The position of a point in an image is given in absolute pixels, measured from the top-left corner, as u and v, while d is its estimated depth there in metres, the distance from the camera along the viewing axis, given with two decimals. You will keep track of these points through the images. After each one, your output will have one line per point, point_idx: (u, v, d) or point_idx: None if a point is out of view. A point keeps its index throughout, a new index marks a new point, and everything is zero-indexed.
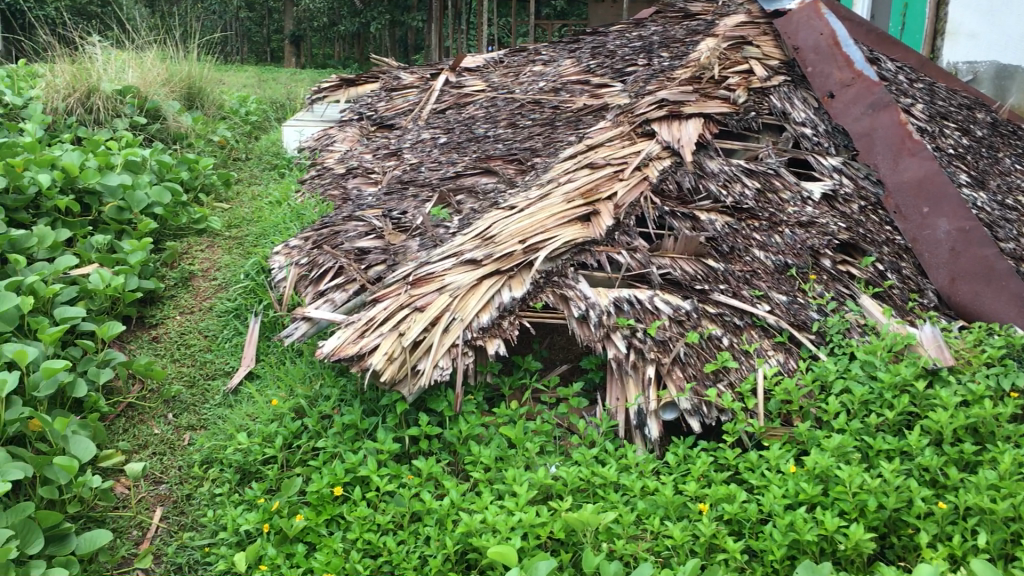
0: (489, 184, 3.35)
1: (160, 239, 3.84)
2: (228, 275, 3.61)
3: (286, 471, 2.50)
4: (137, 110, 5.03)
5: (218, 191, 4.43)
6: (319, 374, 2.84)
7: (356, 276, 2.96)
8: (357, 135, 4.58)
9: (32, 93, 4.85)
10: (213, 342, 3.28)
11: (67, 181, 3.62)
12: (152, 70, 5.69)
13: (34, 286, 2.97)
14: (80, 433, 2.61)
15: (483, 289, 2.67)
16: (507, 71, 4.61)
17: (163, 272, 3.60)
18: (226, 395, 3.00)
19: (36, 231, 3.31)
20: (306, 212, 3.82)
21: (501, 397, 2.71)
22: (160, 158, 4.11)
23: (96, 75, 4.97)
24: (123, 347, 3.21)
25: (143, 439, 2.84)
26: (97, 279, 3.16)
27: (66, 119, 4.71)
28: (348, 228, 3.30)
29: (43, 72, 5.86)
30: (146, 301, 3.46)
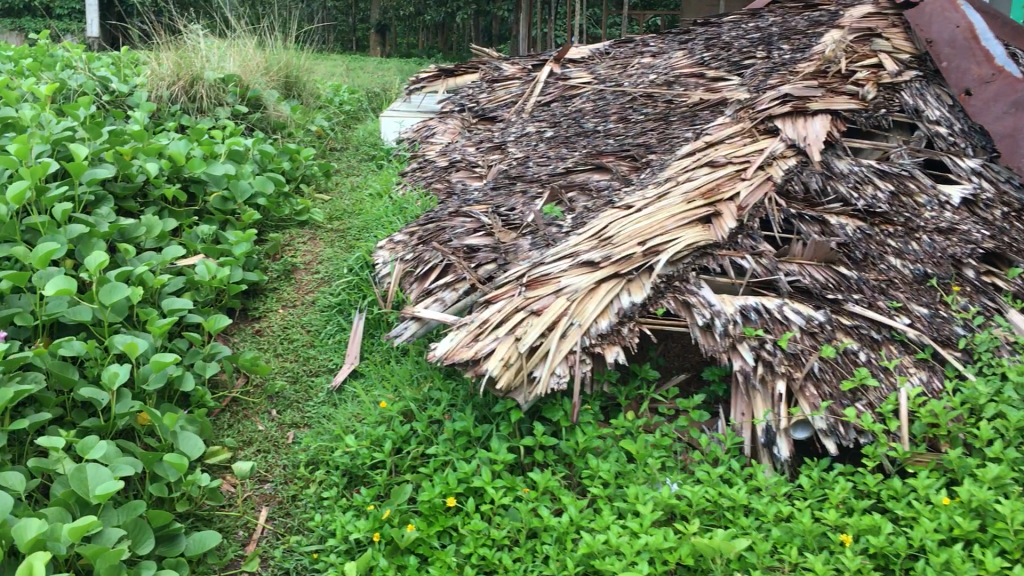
0: (602, 181, 3.21)
1: (263, 231, 3.80)
2: (331, 269, 3.55)
3: (395, 477, 2.42)
4: (238, 99, 5.02)
5: (318, 182, 4.38)
6: (428, 376, 2.75)
7: (466, 275, 2.84)
8: (458, 127, 4.48)
9: (137, 81, 4.87)
10: (316, 337, 3.21)
11: (174, 170, 3.60)
12: (251, 59, 5.69)
13: (142, 277, 2.93)
14: (188, 429, 2.57)
15: (602, 294, 2.54)
16: (615, 63, 4.45)
17: (266, 264, 3.56)
18: (330, 394, 2.93)
19: (144, 221, 3.28)
20: (409, 206, 3.74)
21: (617, 407, 2.58)
22: (262, 148, 4.08)
23: (199, 63, 4.98)
24: (226, 340, 3.17)
25: (248, 435, 2.79)
26: (204, 269, 3.12)
27: (170, 107, 4.72)
28: (455, 224, 3.19)
29: (144, 59, 5.90)
30: (248, 293, 3.42)
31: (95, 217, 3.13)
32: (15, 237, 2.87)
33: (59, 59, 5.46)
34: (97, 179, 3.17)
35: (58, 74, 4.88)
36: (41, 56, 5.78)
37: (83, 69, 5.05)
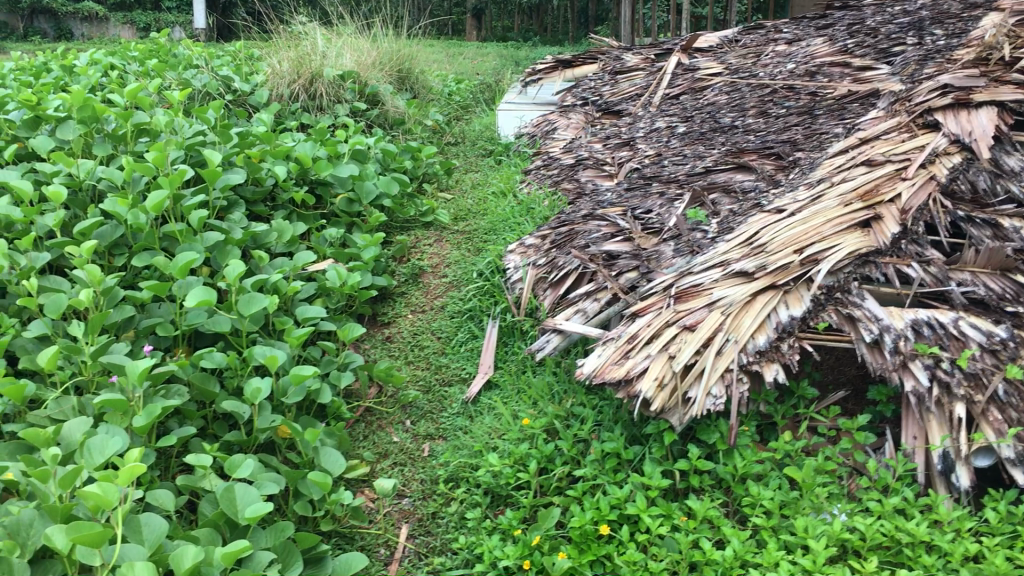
0: (747, 182, 3.06)
1: (388, 232, 3.75)
2: (459, 272, 3.46)
3: (541, 499, 2.33)
4: (357, 95, 4.97)
5: (440, 180, 4.28)
6: (570, 391, 2.66)
7: (607, 284, 2.72)
8: (582, 122, 4.36)
9: (258, 80, 4.90)
10: (447, 345, 3.13)
11: (302, 173, 3.59)
12: (367, 53, 5.67)
13: (277, 285, 2.91)
14: (328, 443, 2.53)
15: (758, 307, 2.38)
16: (745, 52, 4.34)
17: (394, 267, 3.50)
18: (465, 405, 2.84)
19: (275, 226, 3.25)
20: (537, 206, 3.65)
21: (774, 426, 2.43)
22: (384, 147, 4.04)
23: (318, 61, 4.97)
24: (358, 348, 3.13)
25: (384, 447, 2.72)
26: (335, 275, 3.07)
27: (291, 106, 4.74)
28: (590, 228, 3.06)
29: (261, 55, 5.94)
30: (377, 298, 3.36)
31: (228, 223, 3.12)
32: (155, 246, 2.88)
33: (180, 58, 5.54)
34: (231, 185, 3.17)
35: (182, 74, 4.94)
36: (163, 55, 5.88)
37: (205, 69, 5.10)
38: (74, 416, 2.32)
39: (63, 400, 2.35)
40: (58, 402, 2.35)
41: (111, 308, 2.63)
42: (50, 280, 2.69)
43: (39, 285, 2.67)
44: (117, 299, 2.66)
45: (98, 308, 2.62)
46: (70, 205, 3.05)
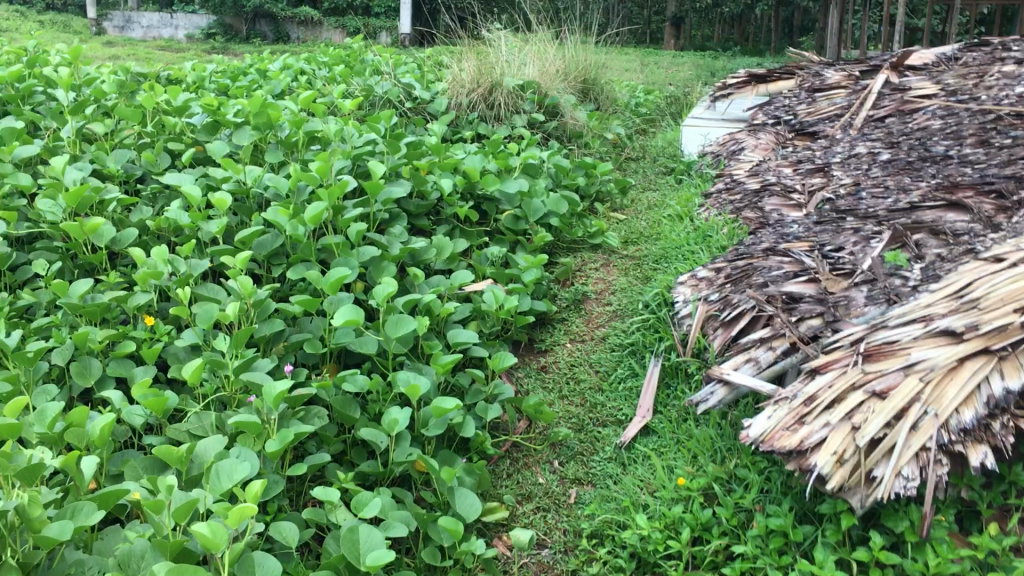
0: (959, 222, 2.66)
1: (554, 252, 3.56)
2: (625, 301, 3.19)
3: (692, 573, 2.09)
4: (536, 106, 4.80)
5: (614, 200, 4.03)
6: (735, 450, 2.37)
7: (785, 331, 2.42)
8: (772, 142, 4.03)
9: (439, 88, 4.85)
10: (605, 380, 2.89)
11: (468, 187, 3.47)
12: (552, 62, 5.53)
13: (430, 306, 2.79)
14: (466, 483, 2.38)
15: (966, 375, 2.02)
16: (966, 71, 3.87)
17: (556, 291, 3.30)
18: (618, 450, 2.59)
19: (435, 242, 3.14)
20: (715, 233, 3.35)
21: (978, 516, 2.05)
22: (557, 162, 3.88)
23: (500, 70, 4.86)
24: (511, 377, 2.95)
25: (527, 489, 2.53)
26: (491, 297, 2.93)
27: (468, 116, 4.66)
28: (770, 264, 2.76)
29: (447, 62, 5.91)
30: (536, 323, 3.18)
31: (388, 237, 3.04)
32: (311, 259, 2.83)
33: (369, 64, 5.57)
34: (392, 198, 3.08)
35: (366, 80, 4.97)
36: (354, 61, 5.95)
37: (390, 76, 5.09)
38: (211, 433, 2.27)
39: (203, 415, 2.32)
40: (199, 416, 2.32)
41: (261, 322, 2.59)
42: (207, 288, 2.68)
43: (195, 293, 2.66)
44: (268, 311, 2.61)
45: (248, 320, 2.59)
46: (236, 212, 3.05)
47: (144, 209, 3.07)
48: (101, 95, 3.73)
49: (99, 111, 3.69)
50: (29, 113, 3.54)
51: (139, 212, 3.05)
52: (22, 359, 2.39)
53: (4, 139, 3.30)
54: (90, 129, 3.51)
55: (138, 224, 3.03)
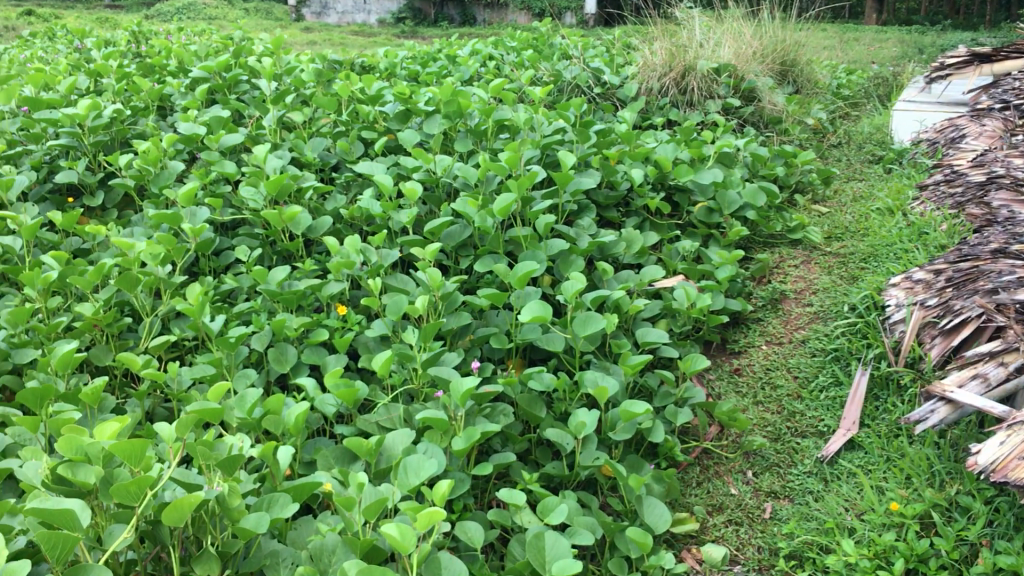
0: None
1: (749, 247, 3.37)
2: (827, 302, 2.97)
3: None
4: (731, 90, 4.57)
5: (816, 191, 3.78)
6: (956, 475, 2.17)
7: (1018, 345, 2.20)
8: (999, 129, 3.66)
9: (629, 72, 4.71)
10: (804, 388, 2.69)
11: (659, 177, 3.33)
12: (748, 43, 5.27)
13: (618, 302, 2.69)
14: (655, 491, 2.27)
15: None
16: None
17: (751, 289, 3.11)
18: (819, 464, 2.41)
19: (624, 235, 3.03)
20: (932, 232, 3.11)
21: None
22: (754, 151, 3.67)
23: (693, 53, 4.66)
24: (703, 380, 2.81)
25: (719, 499, 2.39)
26: (682, 295, 2.79)
27: (659, 101, 4.50)
28: (1000, 267, 2.48)
29: (637, 44, 5.75)
30: (729, 323, 3.01)
31: (576, 230, 2.96)
32: (498, 251, 2.80)
33: (557, 47, 5.49)
34: (582, 190, 2.99)
35: (555, 65, 4.90)
36: (543, 44, 5.88)
37: (579, 59, 4.99)
38: (399, 426, 2.27)
39: (391, 406, 2.32)
40: (387, 408, 2.33)
41: (448, 315, 2.57)
42: (397, 279, 2.68)
43: (385, 284, 2.67)
44: (455, 304, 2.59)
45: (435, 312, 2.57)
46: (426, 201, 3.05)
47: (338, 197, 3.13)
48: (300, 84, 3.83)
49: (297, 100, 3.79)
50: (234, 101, 3.67)
51: (333, 200, 3.10)
52: (224, 343, 2.47)
53: (212, 127, 3.44)
54: (290, 118, 3.60)
55: (332, 212, 3.08)
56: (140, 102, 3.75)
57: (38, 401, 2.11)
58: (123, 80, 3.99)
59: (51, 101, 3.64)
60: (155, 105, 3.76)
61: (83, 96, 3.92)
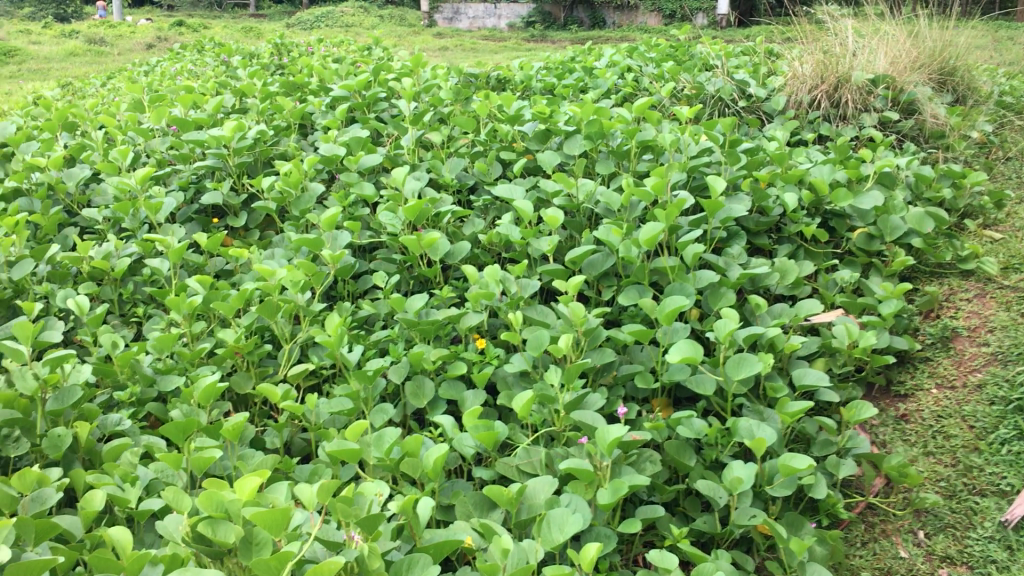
0: None
1: (914, 277, 3.11)
2: (1007, 342, 2.69)
3: None
4: (889, 103, 4.27)
5: (988, 214, 3.47)
6: None
7: None
8: None
9: (776, 84, 4.48)
10: (982, 440, 2.43)
11: (815, 202, 3.11)
12: (905, 50, 4.93)
13: (774, 340, 2.51)
14: (817, 554, 2.09)
15: None
16: None
17: (918, 326, 2.87)
18: (1002, 530, 2.17)
19: (778, 265, 2.84)
20: None
21: None
22: (919, 171, 3.39)
23: (847, 63, 4.38)
24: (866, 427, 2.60)
25: (887, 563, 2.19)
26: (843, 332, 2.58)
27: (809, 115, 4.25)
28: None
29: (782, 52, 5.49)
30: (894, 363, 2.78)
31: (726, 259, 2.78)
32: (643, 282, 2.66)
33: (698, 58, 5.29)
34: (732, 217, 2.82)
35: (696, 77, 4.71)
36: (682, 54, 5.69)
37: (722, 70, 4.78)
38: (540, 471, 2.16)
39: (532, 449, 2.22)
40: (527, 450, 2.22)
41: (591, 351, 2.45)
42: (536, 310, 2.57)
43: (525, 316, 2.57)
44: (599, 339, 2.46)
45: (578, 349, 2.45)
46: (566, 226, 2.94)
47: (476, 221, 3.04)
48: (438, 102, 3.77)
49: (435, 119, 3.73)
50: (373, 121, 3.65)
51: (472, 225, 3.02)
52: (362, 376, 2.41)
53: (351, 148, 3.41)
54: (428, 138, 3.55)
55: (470, 237, 3.00)
56: (282, 121, 3.77)
57: (181, 436, 2.10)
58: (265, 99, 4.03)
59: (198, 120, 3.70)
60: (296, 124, 3.78)
61: (228, 115, 3.98)
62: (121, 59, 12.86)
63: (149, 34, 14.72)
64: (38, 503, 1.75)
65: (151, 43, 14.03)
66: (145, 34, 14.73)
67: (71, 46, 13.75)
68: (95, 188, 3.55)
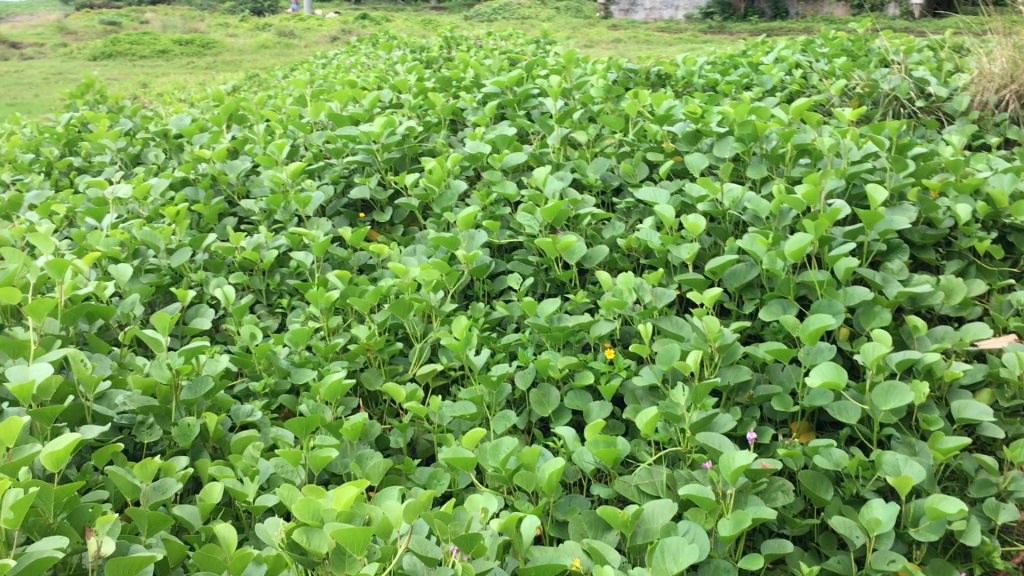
0: None
1: None
2: None
3: None
4: None
5: None
6: None
7: None
8: None
9: (960, 83, 4.14)
10: None
11: (992, 214, 2.83)
12: None
13: (931, 367, 2.29)
14: None
15: None
16: None
17: None
18: None
19: (943, 283, 2.60)
20: None
21: None
22: None
23: None
24: None
25: None
26: (1014, 361, 2.31)
27: (996, 117, 3.90)
28: None
29: (971, 46, 5.08)
30: None
31: (883, 274, 2.57)
32: (788, 297, 2.50)
33: (875, 53, 4.98)
34: (893, 229, 2.60)
35: (870, 74, 4.42)
36: (859, 48, 5.37)
37: (901, 65, 4.45)
38: (662, 494, 2.06)
39: (654, 469, 2.12)
40: (649, 470, 2.13)
41: (726, 368, 2.31)
42: (671, 322, 2.46)
43: (659, 327, 2.46)
44: (735, 356, 2.32)
45: (712, 365, 2.32)
46: (711, 234, 2.80)
47: (617, 225, 2.95)
48: (588, 100, 3.70)
49: (584, 117, 3.66)
50: (521, 118, 3.61)
51: (612, 228, 2.93)
52: (487, 381, 2.37)
53: (497, 146, 3.39)
54: (576, 137, 3.48)
55: (609, 241, 2.91)
56: (433, 117, 3.80)
57: (304, 431, 2.12)
58: (420, 95, 4.08)
59: (353, 115, 3.77)
60: (447, 120, 3.80)
61: (384, 110, 4.05)
62: (306, 52, 13.47)
63: (334, 27, 15.34)
64: (160, 492, 1.80)
65: (335, 36, 14.61)
66: (330, 27, 15.35)
67: (262, 38, 14.50)
68: (254, 179, 3.69)
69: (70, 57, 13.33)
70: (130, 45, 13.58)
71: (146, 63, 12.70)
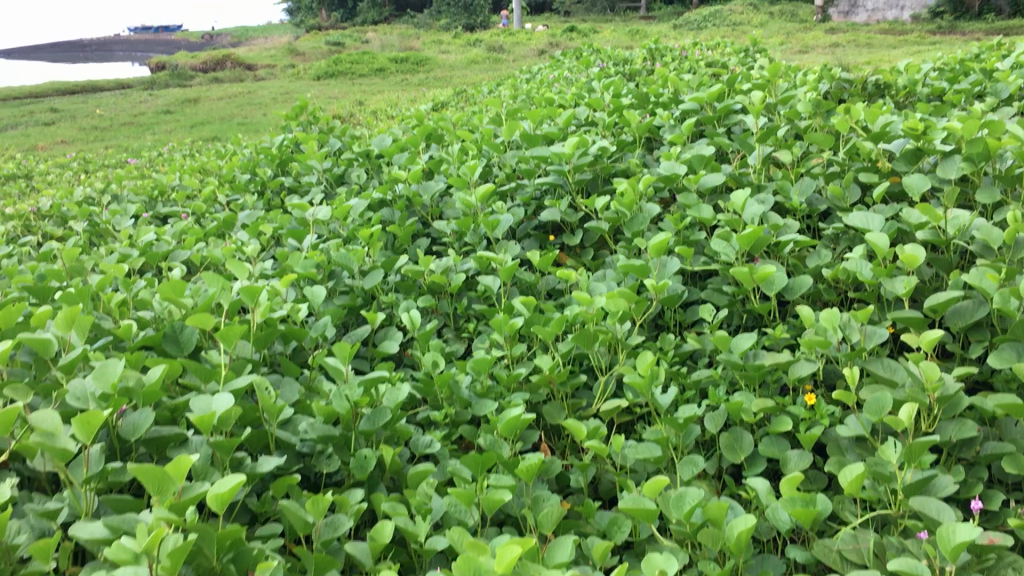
0: None
1: None
2: None
3: None
4: None
5: None
6: None
7: None
8: None
9: None
10: None
11: None
12: None
13: None
14: None
15: None
16: None
17: None
18: None
19: None
20: None
21: None
22: None
23: None
24: None
25: None
26: None
27: None
28: None
29: None
30: None
31: None
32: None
33: None
34: None
35: None
36: None
37: None
38: (869, 563, 1.82)
39: (859, 534, 1.89)
40: (854, 534, 1.89)
41: (948, 421, 2.04)
42: (883, 365, 2.21)
43: (868, 370, 2.22)
44: (958, 408, 2.05)
45: (931, 417, 2.06)
46: (933, 266, 2.52)
47: (823, 252, 2.71)
48: (795, 116, 3.46)
49: (789, 133, 3.42)
50: (721, 137, 3.43)
51: (817, 256, 2.69)
52: (673, 423, 2.21)
53: (693, 166, 3.22)
54: (780, 156, 3.26)
55: (813, 271, 2.68)
56: (629, 136, 3.68)
57: (479, 468, 2.05)
58: (616, 112, 3.97)
59: (548, 135, 3.72)
60: (643, 139, 3.67)
61: (578, 128, 3.97)
62: (514, 66, 13.72)
63: (542, 41, 15.50)
64: (331, 528, 1.76)
65: (542, 49, 14.80)
66: (538, 41, 15.55)
67: (473, 54, 14.84)
68: (448, 201, 3.70)
69: (297, 77, 14.24)
70: (350, 65, 14.29)
71: (365, 81, 13.31)
